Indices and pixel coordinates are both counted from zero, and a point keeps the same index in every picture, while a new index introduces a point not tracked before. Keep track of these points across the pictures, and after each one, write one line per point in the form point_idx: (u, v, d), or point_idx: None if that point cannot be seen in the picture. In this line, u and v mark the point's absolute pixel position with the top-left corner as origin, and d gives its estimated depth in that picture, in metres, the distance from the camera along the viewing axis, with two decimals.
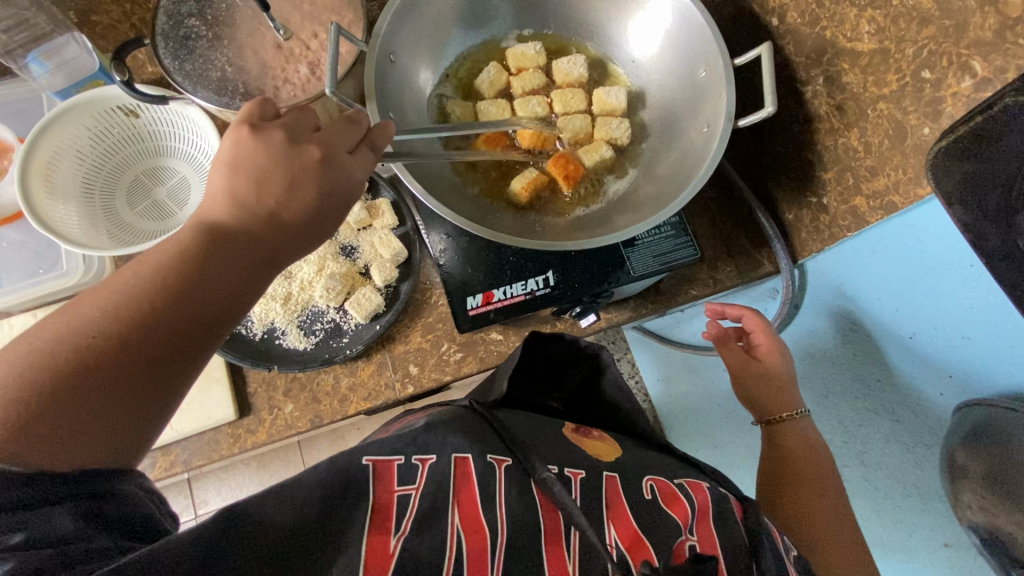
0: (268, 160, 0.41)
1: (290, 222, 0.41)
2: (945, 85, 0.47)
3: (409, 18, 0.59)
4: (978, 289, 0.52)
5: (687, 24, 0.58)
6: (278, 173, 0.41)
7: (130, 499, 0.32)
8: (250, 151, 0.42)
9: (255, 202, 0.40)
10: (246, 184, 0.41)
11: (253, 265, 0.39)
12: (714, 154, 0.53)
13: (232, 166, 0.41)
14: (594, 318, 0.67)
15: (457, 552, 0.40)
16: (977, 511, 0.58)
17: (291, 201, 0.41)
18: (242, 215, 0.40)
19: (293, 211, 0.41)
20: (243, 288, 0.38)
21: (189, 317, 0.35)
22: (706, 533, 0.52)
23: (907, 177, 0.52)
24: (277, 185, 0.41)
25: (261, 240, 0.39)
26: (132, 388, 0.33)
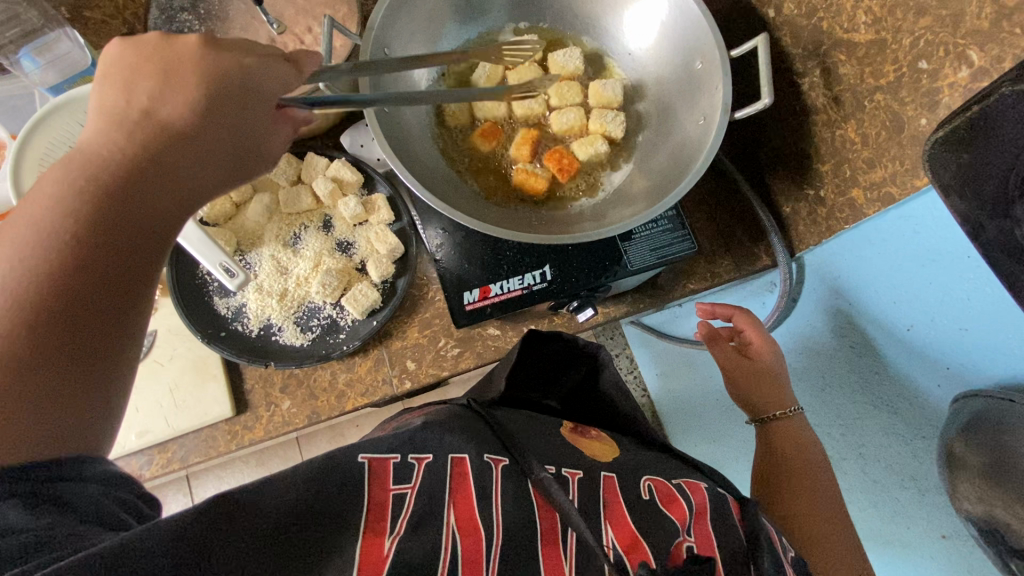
0: (136, 65, 0.38)
1: (178, 117, 0.38)
2: (941, 76, 0.47)
3: (404, 11, 0.58)
4: (975, 280, 0.52)
5: (683, 16, 0.57)
6: (145, 72, 0.39)
7: (82, 489, 0.32)
8: (113, 61, 0.39)
9: (130, 106, 0.38)
10: (116, 91, 0.38)
11: (169, 180, 0.37)
12: (710, 147, 0.53)
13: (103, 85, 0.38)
14: (592, 313, 0.67)
15: (452, 549, 0.40)
16: (974, 502, 0.58)
17: (176, 99, 0.38)
18: (123, 128, 0.37)
19: (180, 108, 0.38)
20: (165, 203, 0.37)
21: (109, 242, 0.35)
22: (704, 532, 0.52)
23: (904, 168, 0.52)
24: (153, 86, 0.38)
25: (164, 152, 0.37)
26: (50, 331, 0.32)
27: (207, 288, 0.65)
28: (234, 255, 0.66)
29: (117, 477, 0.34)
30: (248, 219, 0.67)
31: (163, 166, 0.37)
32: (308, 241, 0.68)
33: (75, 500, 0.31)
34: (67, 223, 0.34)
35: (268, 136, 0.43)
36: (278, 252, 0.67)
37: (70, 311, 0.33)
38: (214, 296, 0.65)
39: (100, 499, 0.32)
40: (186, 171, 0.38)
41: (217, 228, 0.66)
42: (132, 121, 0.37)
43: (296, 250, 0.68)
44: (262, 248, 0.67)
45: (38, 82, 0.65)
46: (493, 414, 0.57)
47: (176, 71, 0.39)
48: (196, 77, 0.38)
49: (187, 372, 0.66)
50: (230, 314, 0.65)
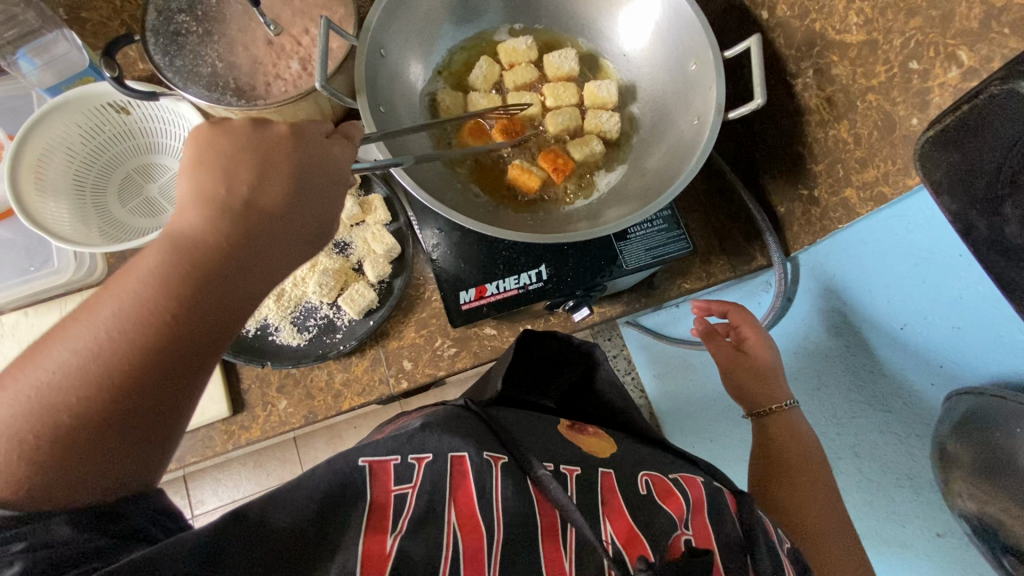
0: (235, 152, 0.40)
1: (274, 210, 0.39)
2: (932, 76, 0.48)
3: (400, 12, 0.59)
4: (967, 279, 0.52)
5: (677, 17, 0.58)
6: (245, 162, 0.39)
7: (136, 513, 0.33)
8: (208, 146, 0.39)
9: (229, 192, 0.38)
10: (214, 177, 0.38)
11: (259, 263, 0.38)
12: (704, 146, 0.53)
13: (198, 167, 0.39)
14: (588, 311, 0.67)
15: (454, 548, 0.41)
16: (968, 499, 0.58)
17: (272, 190, 0.40)
18: (225, 218, 0.37)
19: (276, 200, 0.39)
20: (250, 290, 0.38)
21: (199, 328, 0.35)
22: (701, 526, 0.53)
23: (896, 168, 0.53)
24: (251, 176, 0.39)
25: (254, 238, 0.38)
26: (142, 411, 0.33)
27: None
28: None
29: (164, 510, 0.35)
30: None
31: (254, 254, 0.38)
32: None
33: (123, 522, 0.32)
34: (168, 303, 0.34)
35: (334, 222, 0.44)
36: None
37: (165, 396, 0.34)
38: None
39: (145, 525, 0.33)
40: (276, 258, 0.40)
41: None
42: (229, 207, 0.38)
43: None
44: None
45: (36, 83, 0.65)
46: (491, 412, 0.57)
47: (275, 165, 0.40)
48: (292, 173, 0.40)
49: None
50: None
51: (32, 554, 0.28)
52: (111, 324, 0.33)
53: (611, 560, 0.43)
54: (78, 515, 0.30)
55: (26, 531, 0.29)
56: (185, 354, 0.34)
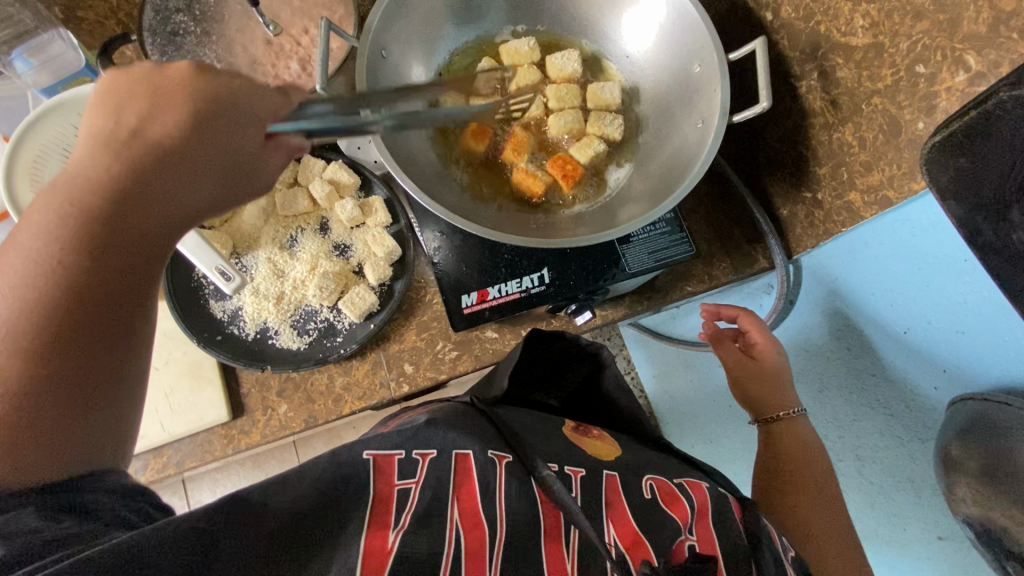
0: (128, 87, 0.38)
1: (171, 142, 0.37)
2: (939, 80, 0.47)
3: (401, 13, 0.58)
4: (973, 284, 0.52)
5: (681, 19, 0.57)
6: (135, 95, 0.38)
7: (99, 498, 0.33)
8: (102, 85, 0.38)
9: (118, 126, 0.37)
10: (105, 114, 0.37)
11: (163, 205, 0.37)
12: (708, 150, 0.53)
13: (95, 104, 0.37)
14: (590, 316, 0.67)
15: (456, 546, 0.40)
16: (971, 504, 0.58)
17: (166, 122, 0.37)
18: (108, 155, 0.36)
19: (170, 130, 0.37)
20: (155, 228, 0.37)
21: (103, 272, 0.35)
22: (705, 531, 0.52)
23: (901, 172, 0.52)
24: (143, 109, 0.37)
25: (153, 177, 0.37)
26: (70, 370, 0.34)
27: (204, 292, 0.65)
28: (231, 258, 0.66)
29: (134, 490, 0.35)
30: (245, 222, 0.67)
31: (156, 190, 0.37)
32: (304, 244, 0.68)
33: (91, 511, 0.32)
34: (68, 252, 0.34)
35: (262, 158, 0.41)
36: (274, 255, 0.67)
37: (84, 350, 0.35)
38: (211, 299, 0.65)
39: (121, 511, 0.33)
40: (184, 200, 0.38)
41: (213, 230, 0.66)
42: (117, 143, 0.36)
43: (293, 253, 0.67)
44: (258, 251, 0.67)
45: (30, 84, 0.64)
46: (497, 412, 0.56)
47: (169, 97, 0.38)
48: (192, 107, 0.38)
49: (183, 376, 0.66)
50: (227, 318, 0.64)
51: (3, 544, 0.29)
52: (15, 279, 0.34)
53: (615, 562, 0.42)
54: (39, 504, 0.31)
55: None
56: (93, 301, 0.35)
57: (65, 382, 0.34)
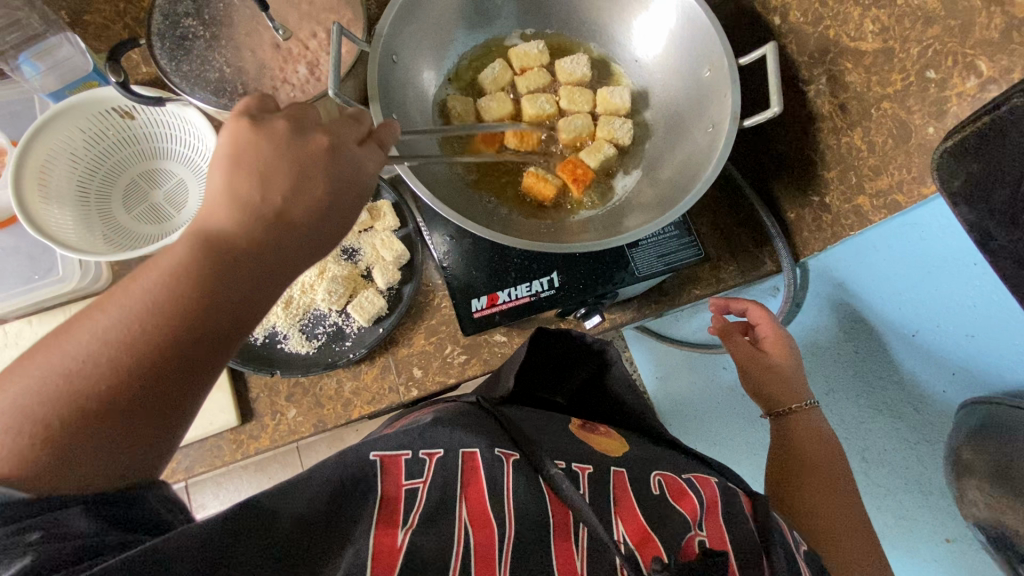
0: (283, 156, 0.38)
1: (297, 224, 0.38)
2: (950, 85, 0.48)
3: (412, 17, 0.58)
4: (983, 287, 0.52)
5: (692, 24, 0.57)
6: (281, 166, 0.38)
7: (150, 508, 0.32)
8: (242, 142, 0.38)
9: (261, 201, 0.37)
10: (250, 181, 0.37)
11: (267, 271, 0.37)
12: (720, 154, 0.53)
13: (233, 167, 0.37)
14: (599, 320, 0.68)
15: (465, 544, 0.40)
16: (983, 508, 0.59)
17: (307, 201, 0.38)
18: (249, 218, 0.36)
19: (304, 215, 0.38)
20: (255, 293, 0.36)
21: (209, 320, 0.34)
22: (715, 526, 0.52)
23: (911, 176, 0.53)
24: (286, 183, 0.37)
25: (272, 245, 0.37)
26: (151, 403, 0.33)
27: None
28: None
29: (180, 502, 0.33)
30: None
31: (267, 263, 0.37)
32: None
33: (134, 512, 0.31)
34: (178, 303, 0.33)
35: None
36: None
37: (162, 389, 0.33)
38: None
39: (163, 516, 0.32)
40: (285, 272, 0.38)
41: None
42: (258, 215, 0.37)
43: None
44: None
45: (37, 88, 0.64)
46: (503, 411, 0.56)
47: (310, 173, 0.38)
48: (328, 182, 0.39)
49: None
50: None
51: (37, 547, 0.27)
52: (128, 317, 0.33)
53: (624, 559, 0.41)
54: (91, 504, 0.30)
55: (35, 522, 0.28)
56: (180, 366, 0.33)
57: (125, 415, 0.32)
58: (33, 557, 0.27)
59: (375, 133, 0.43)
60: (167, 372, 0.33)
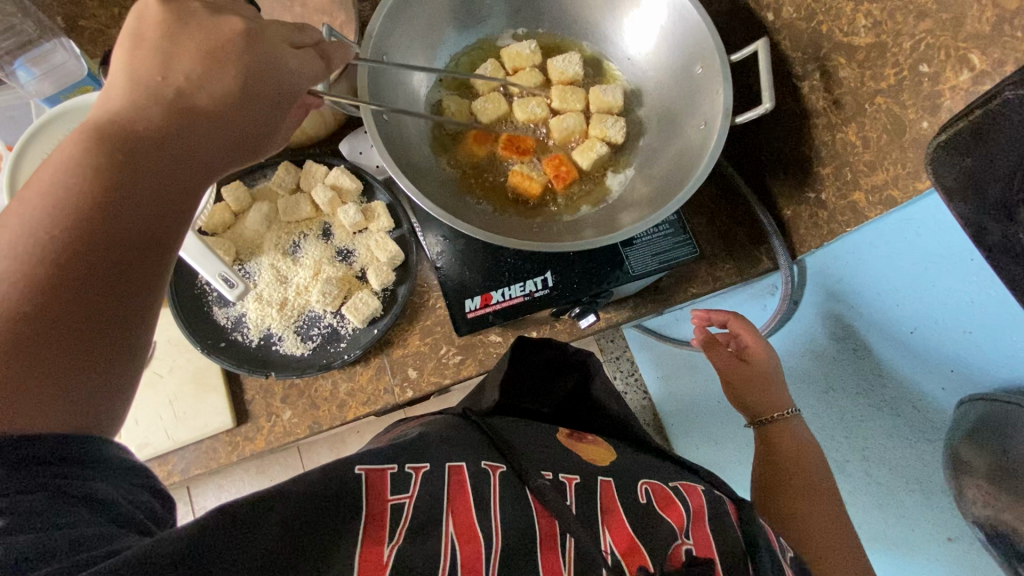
0: (177, 35, 0.38)
1: (211, 107, 0.38)
2: (943, 79, 0.47)
3: (402, 18, 0.58)
4: (980, 283, 0.51)
5: (683, 20, 0.57)
6: (184, 49, 0.38)
7: (111, 488, 0.31)
8: (148, 29, 0.38)
9: (164, 81, 0.37)
10: (152, 64, 0.38)
11: (193, 163, 0.38)
12: (711, 151, 0.52)
13: (137, 47, 0.38)
14: (594, 319, 0.66)
15: (451, 560, 0.39)
16: (981, 506, 0.58)
17: (213, 86, 0.39)
18: (155, 103, 0.37)
19: (212, 97, 0.39)
20: (184, 183, 0.37)
21: (144, 208, 0.35)
22: (702, 534, 0.52)
23: (906, 172, 0.52)
24: (192, 65, 0.38)
25: (193, 132, 0.38)
26: (84, 304, 0.33)
27: (207, 298, 0.65)
28: (234, 265, 0.66)
29: (131, 468, 0.34)
30: (247, 228, 0.68)
31: (184, 143, 0.37)
32: (307, 250, 0.68)
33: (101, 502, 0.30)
34: (101, 184, 0.33)
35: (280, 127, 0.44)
36: (278, 261, 0.67)
37: (98, 284, 0.33)
38: (214, 306, 0.65)
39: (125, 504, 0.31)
40: (208, 161, 0.39)
41: (216, 236, 0.67)
42: (160, 100, 0.37)
43: (296, 258, 0.67)
44: (261, 257, 0.67)
45: (34, 94, 0.65)
46: (490, 422, 0.56)
47: (221, 57, 0.39)
48: (239, 69, 0.39)
49: (188, 384, 0.66)
50: (230, 324, 0.65)
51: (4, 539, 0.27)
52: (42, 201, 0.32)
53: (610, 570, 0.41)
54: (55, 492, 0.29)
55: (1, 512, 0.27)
56: (120, 244, 0.34)
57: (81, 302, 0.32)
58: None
59: (318, 45, 0.46)
60: (107, 274, 0.33)
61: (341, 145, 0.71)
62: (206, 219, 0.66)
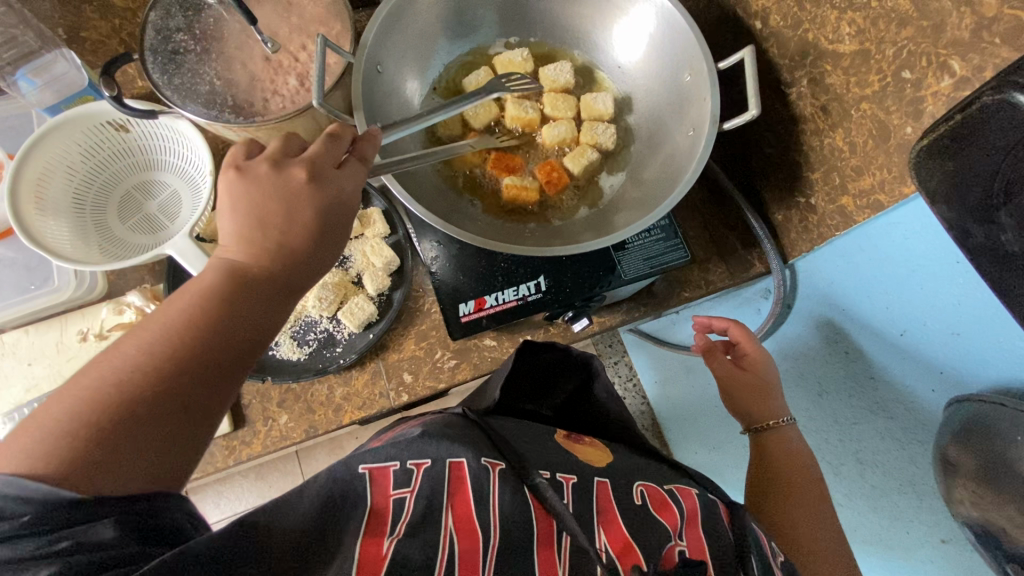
0: (268, 193, 0.41)
1: (298, 250, 0.41)
2: (925, 85, 0.48)
3: (395, 28, 0.59)
4: (966, 284, 0.52)
5: (670, 29, 0.58)
6: (274, 204, 0.41)
7: (177, 520, 0.31)
8: (243, 186, 0.41)
9: (263, 235, 0.41)
10: (250, 217, 0.41)
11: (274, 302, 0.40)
12: (700, 157, 0.53)
13: (236, 208, 0.41)
14: (587, 322, 0.68)
15: (450, 552, 0.40)
16: (970, 507, 0.58)
17: (298, 230, 0.41)
18: (254, 258, 0.40)
19: (303, 231, 0.41)
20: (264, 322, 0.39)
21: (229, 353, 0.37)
22: (694, 536, 0.52)
23: (891, 176, 0.53)
24: (281, 218, 0.41)
25: (280, 275, 0.40)
26: (170, 437, 0.34)
27: None
28: None
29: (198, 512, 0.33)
30: None
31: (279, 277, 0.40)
32: None
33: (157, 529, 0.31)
34: (208, 319, 0.36)
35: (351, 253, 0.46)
36: None
37: (183, 417, 0.35)
38: None
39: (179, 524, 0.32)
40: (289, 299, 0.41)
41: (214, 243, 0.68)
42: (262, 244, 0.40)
43: None
44: None
45: (34, 103, 0.66)
46: (489, 423, 0.57)
47: (300, 202, 0.41)
48: (319, 212, 0.42)
49: None
50: None
51: (67, 558, 0.28)
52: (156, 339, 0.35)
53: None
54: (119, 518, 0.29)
55: (67, 531, 0.28)
56: (205, 389, 0.36)
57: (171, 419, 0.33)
58: (63, 568, 0.27)
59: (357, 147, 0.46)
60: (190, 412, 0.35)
61: None
62: (204, 227, 0.67)
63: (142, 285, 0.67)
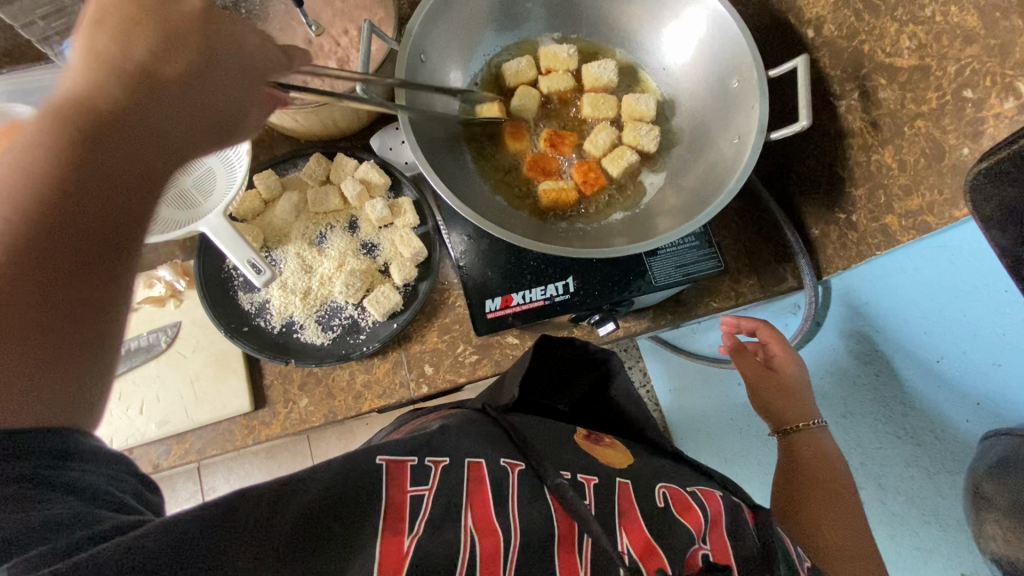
0: (137, 14, 0.41)
1: (176, 77, 0.42)
2: (986, 106, 0.46)
3: (442, 17, 0.59)
4: (1014, 316, 0.50)
5: (722, 33, 0.57)
6: (146, 28, 0.41)
7: (92, 474, 0.32)
8: (112, 10, 0.40)
9: (125, 58, 0.40)
10: (109, 39, 0.40)
11: (151, 130, 0.41)
12: (744, 166, 0.52)
13: (94, 28, 0.40)
14: (612, 327, 0.64)
15: (472, 551, 0.39)
16: (1001, 543, 0.57)
17: (174, 60, 0.42)
18: (114, 75, 0.40)
19: (176, 67, 0.42)
20: (150, 166, 0.41)
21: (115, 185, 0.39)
22: (719, 540, 0.51)
23: (942, 198, 0.51)
24: (153, 40, 0.41)
25: (150, 104, 0.41)
26: (75, 251, 0.37)
27: (233, 283, 0.66)
28: (261, 251, 0.67)
29: (117, 459, 0.34)
30: (276, 216, 0.68)
31: (138, 121, 0.40)
32: (333, 241, 0.69)
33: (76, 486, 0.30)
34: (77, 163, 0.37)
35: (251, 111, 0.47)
36: (304, 251, 0.68)
37: (87, 249, 0.37)
38: (240, 291, 0.66)
39: (106, 490, 0.32)
40: (176, 132, 0.42)
41: (246, 223, 0.68)
42: (121, 72, 0.40)
43: (321, 249, 0.68)
44: (287, 246, 0.68)
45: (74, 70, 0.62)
46: (508, 419, 0.56)
47: (185, 38, 0.42)
48: (202, 53, 0.43)
49: (209, 365, 0.68)
50: (254, 310, 0.66)
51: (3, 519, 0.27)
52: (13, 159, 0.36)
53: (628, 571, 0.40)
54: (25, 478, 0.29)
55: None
56: (105, 207, 0.38)
57: (66, 272, 0.36)
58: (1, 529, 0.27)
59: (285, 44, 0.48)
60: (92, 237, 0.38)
61: (371, 139, 0.72)
62: (237, 206, 0.68)
63: (174, 261, 0.68)
